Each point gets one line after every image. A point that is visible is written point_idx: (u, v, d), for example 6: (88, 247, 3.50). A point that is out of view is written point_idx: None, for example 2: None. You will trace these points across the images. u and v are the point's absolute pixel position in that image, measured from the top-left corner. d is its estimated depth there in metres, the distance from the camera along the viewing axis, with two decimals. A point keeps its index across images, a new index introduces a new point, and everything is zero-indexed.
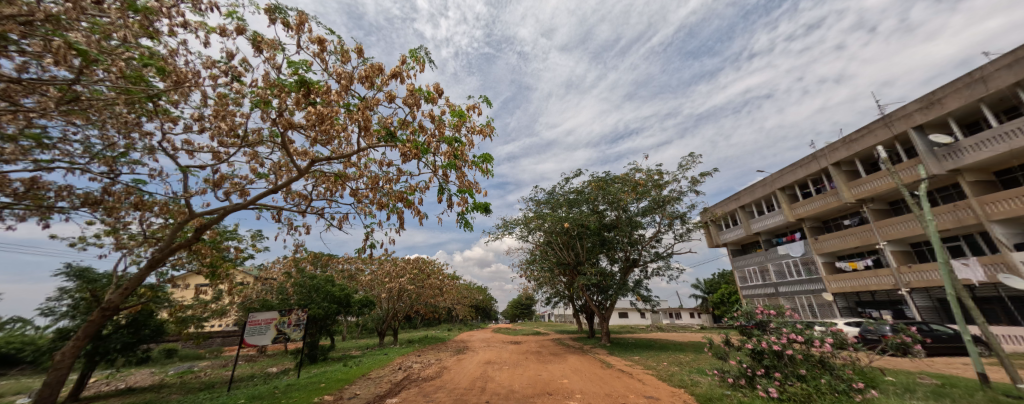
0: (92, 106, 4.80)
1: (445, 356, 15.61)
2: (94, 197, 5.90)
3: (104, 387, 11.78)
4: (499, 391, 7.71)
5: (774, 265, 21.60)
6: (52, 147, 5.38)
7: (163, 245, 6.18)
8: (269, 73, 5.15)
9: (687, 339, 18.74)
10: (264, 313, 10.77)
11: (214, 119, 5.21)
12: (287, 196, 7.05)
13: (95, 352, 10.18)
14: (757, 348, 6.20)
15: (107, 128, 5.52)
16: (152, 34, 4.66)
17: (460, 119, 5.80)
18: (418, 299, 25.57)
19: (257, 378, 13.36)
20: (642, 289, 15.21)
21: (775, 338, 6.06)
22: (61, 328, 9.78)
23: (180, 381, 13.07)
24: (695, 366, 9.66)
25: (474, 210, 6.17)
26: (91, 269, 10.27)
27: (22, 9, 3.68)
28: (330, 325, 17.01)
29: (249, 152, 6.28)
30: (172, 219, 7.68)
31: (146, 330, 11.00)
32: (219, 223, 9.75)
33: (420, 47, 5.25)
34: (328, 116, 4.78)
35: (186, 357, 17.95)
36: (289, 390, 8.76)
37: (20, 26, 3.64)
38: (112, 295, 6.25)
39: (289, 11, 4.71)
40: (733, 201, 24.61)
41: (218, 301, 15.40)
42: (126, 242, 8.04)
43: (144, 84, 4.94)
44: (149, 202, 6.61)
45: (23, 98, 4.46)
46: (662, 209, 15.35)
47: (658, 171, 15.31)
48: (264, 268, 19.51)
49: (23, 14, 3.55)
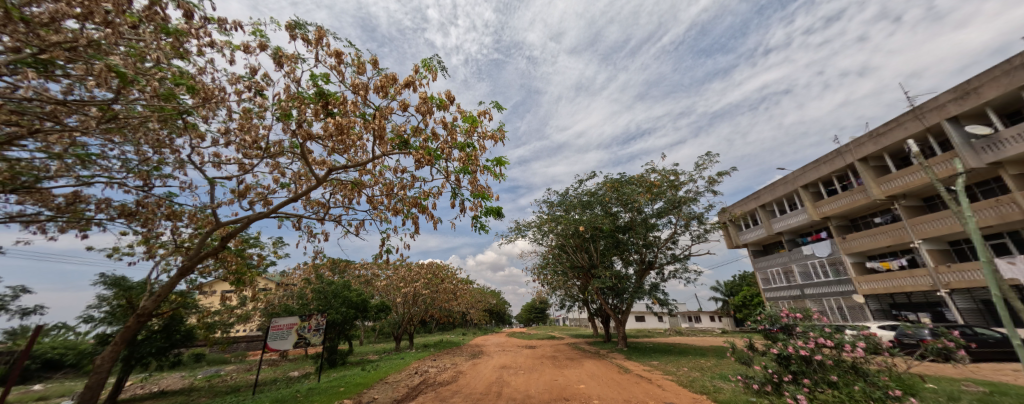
0: (128, 125, 5.20)
1: (460, 361, 15.76)
2: (128, 209, 6.35)
3: (140, 390, 12.31)
4: (515, 396, 7.72)
5: (799, 266, 21.00)
6: (93, 163, 5.81)
7: (192, 254, 6.53)
8: (290, 87, 5.45)
9: (709, 344, 18.39)
10: (285, 318, 11.17)
11: (240, 133, 5.60)
12: (307, 204, 7.36)
13: (131, 356, 10.77)
14: (786, 353, 6.06)
15: (142, 145, 5.93)
16: (183, 55, 5.03)
17: (472, 125, 5.95)
18: (432, 304, 25.98)
19: (280, 381, 13.84)
20: (659, 293, 14.99)
21: (804, 342, 5.89)
22: (100, 333, 10.32)
23: (209, 384, 13.63)
24: (718, 372, 9.48)
25: (488, 214, 6.41)
26: (126, 278, 10.88)
27: (67, 36, 4.06)
28: (348, 329, 17.41)
29: (271, 163, 6.59)
30: (200, 228, 8.13)
31: (178, 335, 11.63)
32: (243, 230, 10.24)
33: (432, 56, 5.47)
34: (346, 126, 5.05)
35: (213, 361, 18.66)
36: (310, 394, 9.05)
37: (65, 52, 4.02)
38: (146, 302, 6.64)
39: (308, 26, 4.97)
40: (753, 200, 24.06)
41: (241, 306, 15.86)
42: (159, 250, 8.49)
43: (175, 101, 5.33)
44: (179, 213, 7.07)
45: (66, 116, 4.87)
46: (679, 210, 15.11)
47: (674, 171, 15.11)
48: (285, 274, 20.26)
49: (68, 41, 3.93)
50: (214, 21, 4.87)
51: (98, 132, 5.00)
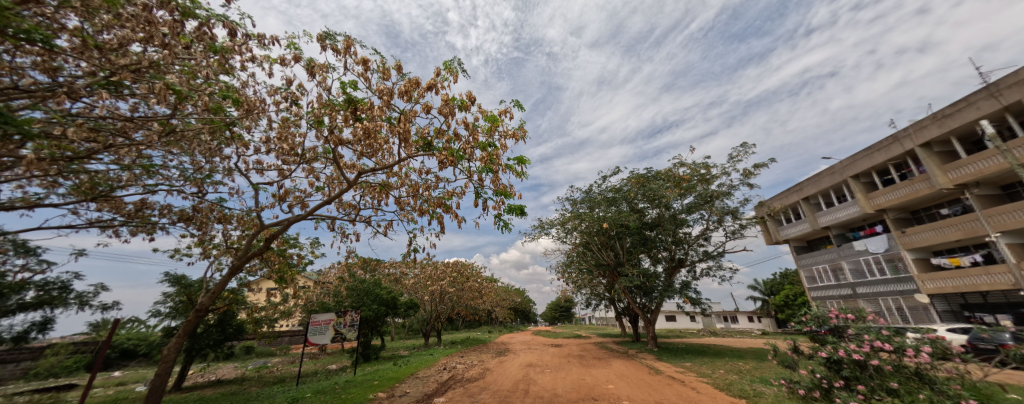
0: (184, 137, 5.82)
1: (487, 358, 16.12)
2: (186, 213, 7.06)
3: (200, 379, 13.53)
4: (542, 395, 7.92)
5: (850, 263, 19.81)
6: (156, 172, 6.54)
7: (241, 254, 7.17)
8: (322, 94, 5.87)
9: (747, 345, 17.79)
10: (323, 314, 11.87)
11: (278, 140, 6.11)
12: (340, 207, 7.87)
13: (192, 348, 11.88)
14: (838, 357, 5.90)
15: (196, 155, 6.58)
16: (228, 70, 5.56)
17: (493, 124, 6.17)
18: (458, 301, 26.60)
19: (320, 374, 14.77)
20: (690, 291, 14.69)
21: (856, 345, 5.77)
22: (166, 326, 11.45)
23: (258, 375, 14.75)
24: (758, 375, 9.22)
25: (511, 212, 6.62)
26: (185, 276, 11.94)
27: (133, 59, 4.65)
28: (380, 326, 18.23)
29: (307, 168, 7.10)
30: (247, 230, 8.86)
31: (230, 329, 12.67)
32: (284, 232, 11.00)
33: (453, 59, 5.71)
34: (373, 130, 5.41)
35: (261, 353, 20.09)
36: (347, 386, 9.66)
37: (131, 74, 4.61)
38: (203, 298, 7.36)
39: (337, 37, 5.34)
40: (795, 193, 22.98)
41: (284, 303, 16.98)
42: (213, 251, 9.33)
43: (222, 114, 5.90)
44: (228, 216, 7.76)
45: (134, 132, 5.54)
46: (710, 205, 14.69)
47: (704, 164, 14.74)
48: (321, 273, 21.44)
49: (133, 63, 4.51)
50: (254, 37, 5.34)
51: (160, 145, 5.63)
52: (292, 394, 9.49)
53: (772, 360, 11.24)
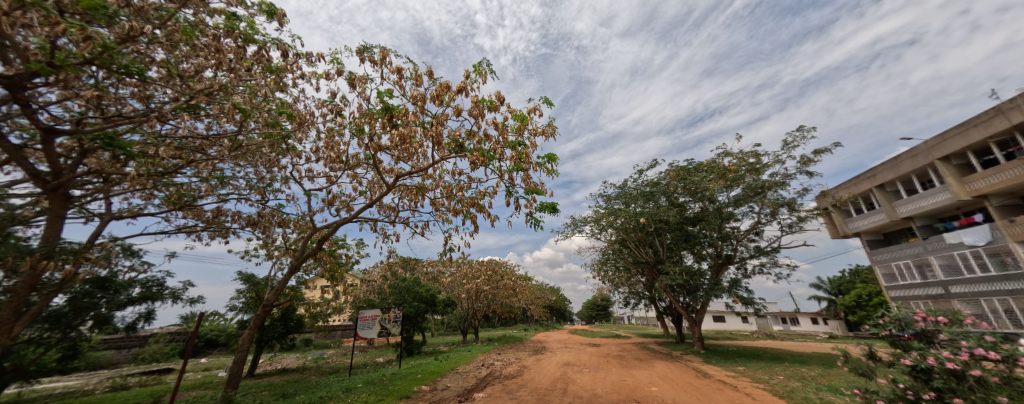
0: (249, 150, 6.67)
1: (524, 356, 16.47)
2: (252, 218, 8.02)
3: (269, 367, 15.10)
4: (581, 395, 8.11)
5: (940, 258, 17.89)
6: (227, 182, 7.51)
7: (298, 254, 8.01)
8: (362, 104, 6.46)
9: (812, 350, 16.69)
10: (370, 310, 12.76)
11: (326, 149, 6.80)
12: (381, 209, 8.52)
13: (262, 339, 13.31)
14: (923, 366, 4.27)
15: (258, 166, 7.47)
16: (282, 87, 6.30)
17: (522, 123, 6.44)
18: (494, 299, 27.21)
19: (369, 366, 15.91)
20: (741, 290, 14.13)
21: (951, 353, 4.16)
22: (240, 320, 12.90)
23: (316, 365, 16.17)
24: (825, 383, 8.71)
25: (543, 209, 6.85)
26: (254, 275, 13.34)
27: (208, 84, 5.47)
28: (420, 322, 19.19)
29: (351, 174, 7.79)
30: (302, 233, 9.80)
31: (292, 323, 14.00)
32: (334, 234, 11.97)
33: (481, 62, 6.03)
34: (408, 136, 5.88)
35: (318, 345, 21.89)
36: (394, 378, 10.39)
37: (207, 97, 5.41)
38: (269, 295, 8.30)
39: (374, 49, 5.87)
40: (869, 180, 21.07)
41: (336, 300, 18.40)
42: (275, 252, 10.42)
43: (279, 128, 6.67)
44: (287, 220, 8.69)
45: (209, 149, 6.43)
46: (762, 196, 13.89)
47: (754, 153, 14.08)
48: (367, 272, 22.90)
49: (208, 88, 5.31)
50: (303, 56, 6.03)
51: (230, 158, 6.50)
52: (345, 385, 10.37)
53: (840, 366, 10.49)
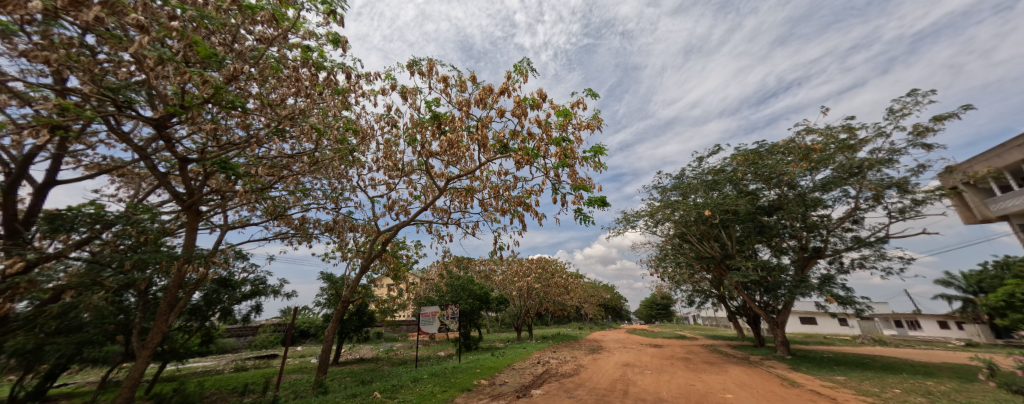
0: (324, 165, 7.71)
1: (580, 354, 16.62)
2: (329, 224, 9.20)
3: (350, 356, 16.95)
4: (644, 397, 8.16)
5: None
6: (308, 194, 8.72)
7: (368, 256, 9.04)
8: (414, 114, 7.17)
9: (941, 360, 14.35)
10: (430, 306, 13.74)
11: (385, 158, 7.65)
12: (435, 212, 9.29)
13: (342, 332, 15.01)
14: None
15: (331, 177, 8.57)
16: (347, 105, 7.22)
17: (565, 118, 6.71)
18: (546, 297, 27.54)
19: (433, 359, 17.16)
20: (835, 287, 12.95)
21: None
22: (324, 314, 14.70)
23: (387, 356, 17.81)
24: (961, 401, 7.53)
25: (591, 204, 7.04)
26: (333, 274, 15.11)
27: (290, 109, 6.48)
28: (476, 318, 20.14)
29: (408, 180, 8.61)
30: (370, 236, 10.95)
31: (365, 317, 15.58)
32: (396, 236, 13.12)
33: (522, 62, 6.42)
34: (455, 141, 6.44)
35: (388, 338, 23.96)
36: (455, 372, 11.18)
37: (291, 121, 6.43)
38: (346, 292, 9.46)
39: (422, 62, 6.52)
40: None
41: (401, 297, 19.99)
42: (348, 254, 11.74)
43: (346, 143, 7.64)
44: (356, 225, 9.80)
45: (293, 166, 7.57)
46: (861, 178, 12.41)
47: (847, 129, 12.69)
48: (425, 271, 24.51)
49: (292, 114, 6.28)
50: (364, 76, 6.87)
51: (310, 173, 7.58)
52: (412, 376, 11.41)
53: (984, 381, 9.05)
